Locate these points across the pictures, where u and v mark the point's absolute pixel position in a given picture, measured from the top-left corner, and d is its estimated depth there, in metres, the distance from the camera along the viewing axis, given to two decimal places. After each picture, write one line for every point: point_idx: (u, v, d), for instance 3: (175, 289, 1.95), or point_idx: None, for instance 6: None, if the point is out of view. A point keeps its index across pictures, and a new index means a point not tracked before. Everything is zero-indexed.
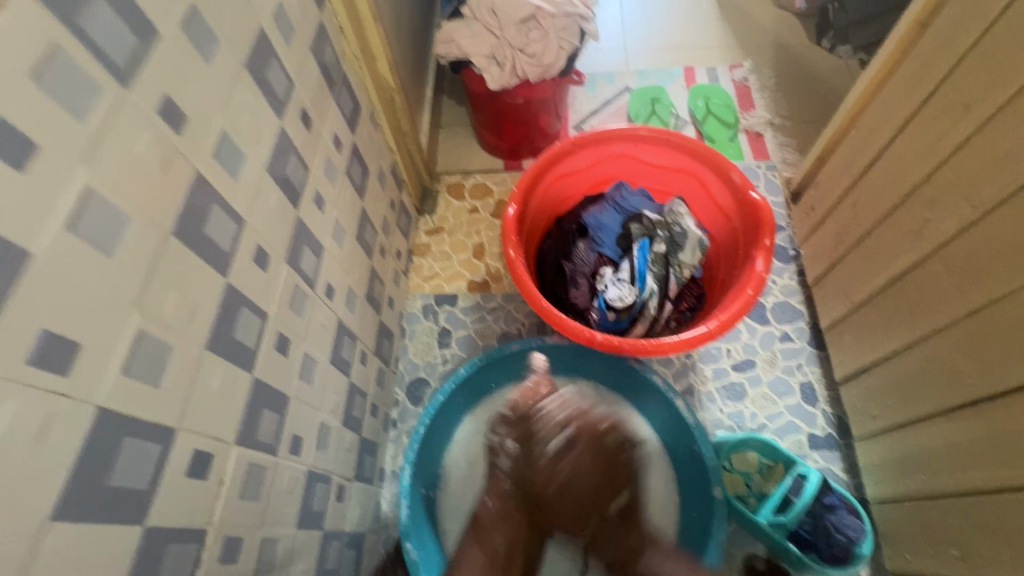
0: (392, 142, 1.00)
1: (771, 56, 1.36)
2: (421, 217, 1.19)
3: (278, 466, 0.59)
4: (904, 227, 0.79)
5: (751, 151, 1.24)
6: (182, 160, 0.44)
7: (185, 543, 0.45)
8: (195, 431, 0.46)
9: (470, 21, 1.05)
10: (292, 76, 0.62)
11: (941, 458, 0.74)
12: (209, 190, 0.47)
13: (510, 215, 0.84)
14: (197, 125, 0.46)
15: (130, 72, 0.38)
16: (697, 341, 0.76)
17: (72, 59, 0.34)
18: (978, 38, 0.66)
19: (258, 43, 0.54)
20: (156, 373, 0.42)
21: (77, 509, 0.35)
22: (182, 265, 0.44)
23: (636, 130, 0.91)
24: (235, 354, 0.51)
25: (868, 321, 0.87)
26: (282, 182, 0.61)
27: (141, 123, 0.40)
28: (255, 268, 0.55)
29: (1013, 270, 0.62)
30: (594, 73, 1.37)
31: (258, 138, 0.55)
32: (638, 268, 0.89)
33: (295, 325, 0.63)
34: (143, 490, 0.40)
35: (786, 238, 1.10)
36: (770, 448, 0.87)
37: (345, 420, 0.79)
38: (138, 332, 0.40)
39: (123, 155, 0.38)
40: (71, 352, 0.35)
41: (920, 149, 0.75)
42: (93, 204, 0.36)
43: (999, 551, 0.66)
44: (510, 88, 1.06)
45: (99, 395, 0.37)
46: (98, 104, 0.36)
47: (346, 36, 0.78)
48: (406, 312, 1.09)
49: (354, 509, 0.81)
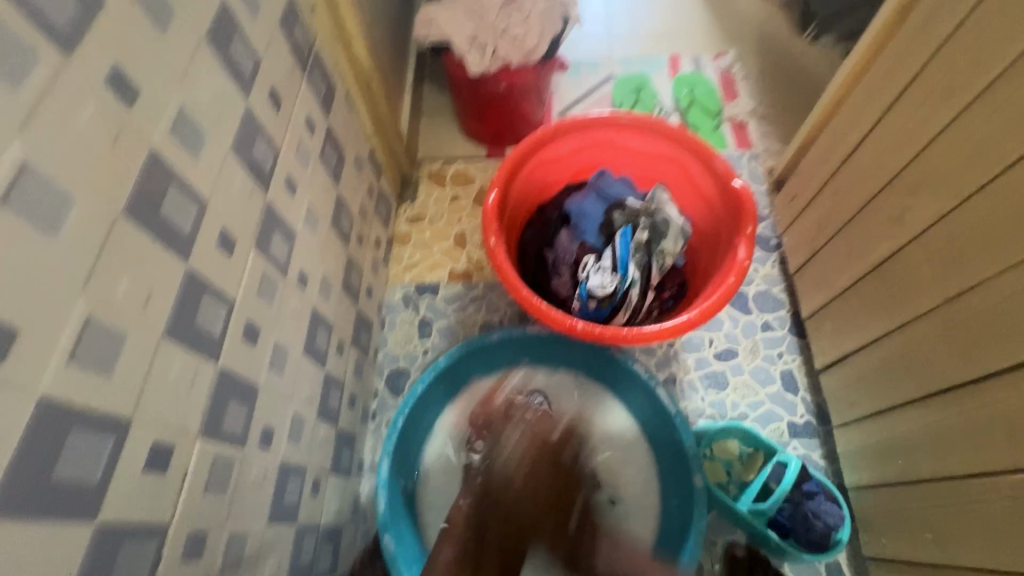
0: (370, 127, 0.97)
1: (755, 44, 1.35)
2: (401, 205, 1.17)
3: (247, 459, 0.57)
4: (884, 215, 0.79)
5: (734, 139, 1.23)
6: (134, 136, 0.41)
7: (143, 540, 0.43)
8: (153, 423, 0.44)
9: (450, 3, 1.03)
10: (259, 53, 0.59)
11: (918, 444, 0.75)
12: (166, 170, 0.45)
13: (490, 201, 0.82)
14: (150, 99, 0.43)
15: (71, 38, 0.36)
16: (678, 329, 0.75)
17: (2, 21, 0.31)
18: (959, 23, 0.65)
19: (219, 15, 0.51)
20: (107, 361, 0.39)
21: (17, 505, 0.33)
22: (135, 248, 0.42)
23: (619, 117, 0.90)
24: (197, 343, 0.49)
25: (849, 309, 0.87)
26: (250, 164, 0.58)
27: (85, 94, 0.37)
28: (219, 252, 0.52)
29: (991, 257, 0.63)
30: (578, 59, 1.35)
31: (221, 116, 0.52)
32: (620, 256, 0.88)
33: (265, 313, 0.61)
34: (94, 485, 0.38)
35: (768, 227, 1.10)
36: (751, 437, 0.87)
37: (321, 411, 0.77)
38: (85, 318, 0.37)
39: (65, 129, 0.36)
40: (7, 339, 0.32)
41: (901, 136, 0.75)
42: (29, 179, 0.33)
43: (973, 535, 0.67)
44: (492, 72, 1.03)
45: (42, 385, 0.34)
46: (34, 72, 0.33)
47: (319, 15, 0.75)
48: (386, 301, 1.07)
49: (330, 502, 0.79)
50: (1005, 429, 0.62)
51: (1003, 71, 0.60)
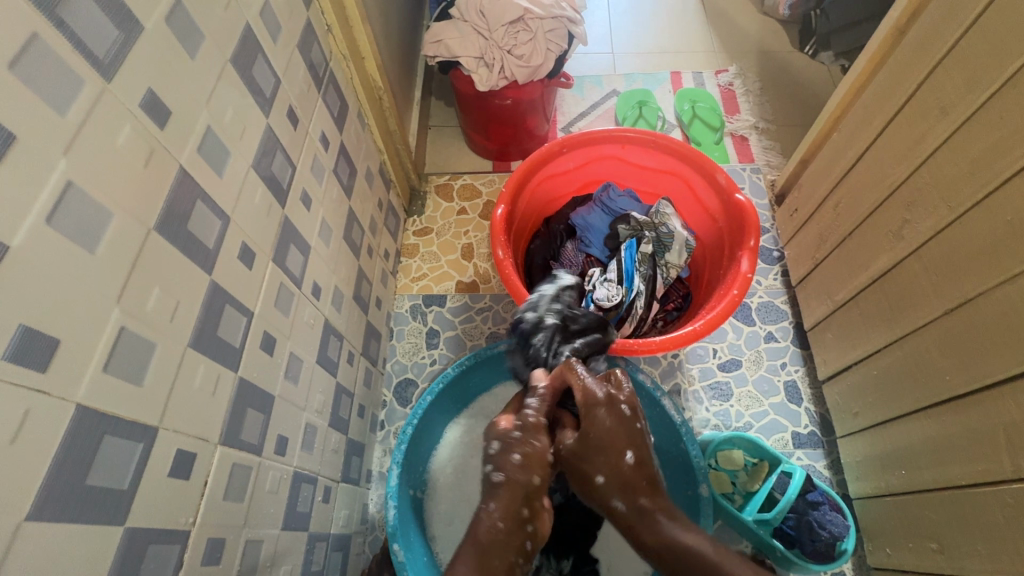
0: (380, 142, 0.99)
1: (755, 61, 1.38)
2: (409, 217, 1.19)
3: (263, 467, 0.58)
4: (884, 229, 0.80)
5: (736, 153, 1.26)
6: (165, 155, 0.44)
7: (166, 544, 0.44)
8: (178, 430, 0.45)
9: (459, 23, 1.05)
10: (279, 74, 0.61)
11: (919, 455, 0.76)
12: (193, 187, 0.47)
13: (497, 215, 0.84)
14: (180, 120, 0.45)
15: (111, 64, 0.38)
16: (683, 340, 0.76)
17: (52, 51, 0.34)
18: (953, 44, 0.68)
19: (244, 40, 0.54)
20: (138, 370, 0.41)
21: (53, 507, 0.34)
22: (164, 262, 0.44)
23: (624, 132, 0.92)
24: (219, 353, 0.51)
25: (850, 320, 0.89)
26: (269, 179, 0.60)
27: (121, 117, 0.39)
28: (240, 265, 0.54)
29: (988, 270, 0.64)
30: (582, 76, 1.38)
31: (244, 133, 0.55)
32: (625, 268, 0.89)
33: (281, 324, 0.63)
34: (123, 490, 0.40)
35: (771, 239, 1.12)
36: (756, 447, 0.87)
37: (332, 420, 0.78)
38: (118, 329, 0.39)
39: (104, 150, 0.38)
40: (50, 348, 0.34)
41: (899, 152, 0.77)
42: (72, 198, 0.35)
43: (976, 544, 0.67)
44: (499, 89, 1.06)
45: (79, 392, 0.36)
46: (78, 97, 0.36)
47: (333, 35, 0.77)
48: (394, 312, 1.09)
49: (340, 511, 0.80)
50: (1006, 438, 0.63)
51: (997, 89, 0.62)
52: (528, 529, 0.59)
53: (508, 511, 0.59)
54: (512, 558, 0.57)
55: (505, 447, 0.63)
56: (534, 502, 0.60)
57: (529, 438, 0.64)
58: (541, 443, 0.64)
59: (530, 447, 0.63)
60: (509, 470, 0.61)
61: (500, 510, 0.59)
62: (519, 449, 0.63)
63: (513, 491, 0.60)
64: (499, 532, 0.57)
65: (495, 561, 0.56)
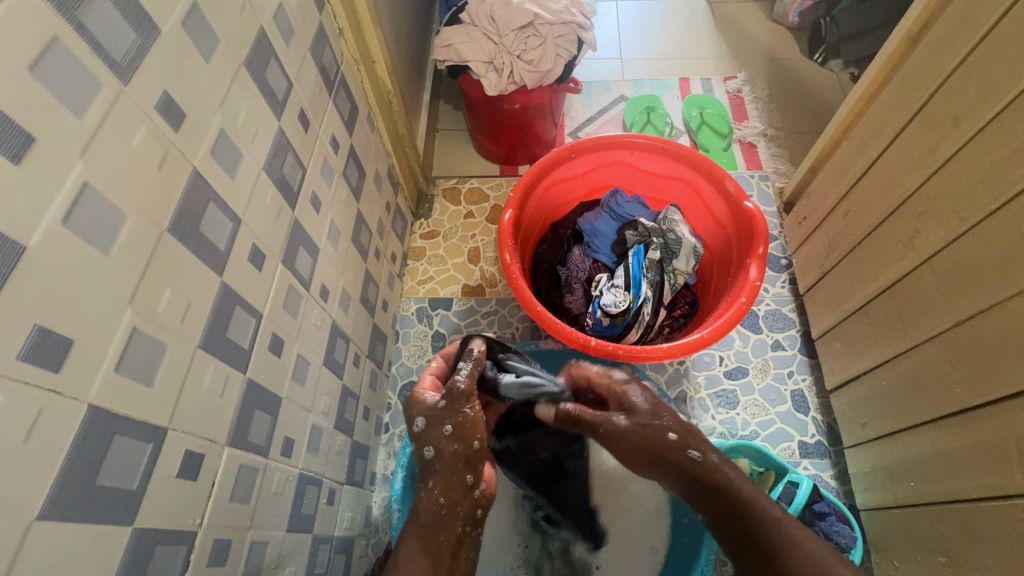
0: (389, 146, 1.00)
1: (764, 68, 1.38)
2: (416, 221, 1.19)
3: (270, 468, 0.59)
4: (895, 238, 0.80)
5: (744, 160, 1.25)
6: (179, 157, 0.44)
7: (173, 545, 0.44)
8: (186, 431, 0.45)
9: (469, 27, 1.06)
10: (291, 77, 0.62)
11: (930, 467, 0.75)
12: (206, 189, 0.47)
13: (505, 219, 0.84)
14: (195, 122, 0.46)
15: (128, 67, 0.38)
16: (690, 347, 0.76)
17: (72, 54, 0.34)
18: (967, 54, 0.67)
19: (259, 44, 0.54)
20: (149, 371, 0.41)
21: (63, 507, 0.34)
22: (176, 264, 0.44)
23: (633, 138, 0.92)
24: (228, 354, 0.51)
25: (859, 331, 0.88)
26: (280, 182, 0.61)
27: (137, 120, 0.39)
28: (249, 267, 0.54)
29: (1001, 281, 0.64)
30: (590, 81, 1.38)
31: (257, 137, 0.55)
32: (633, 274, 0.89)
33: (289, 326, 0.63)
34: (132, 490, 0.40)
35: (779, 247, 1.12)
36: (763, 457, 0.86)
37: (337, 422, 0.78)
38: (131, 330, 0.39)
39: (120, 152, 0.38)
40: (64, 348, 0.34)
41: (910, 162, 0.77)
42: (88, 199, 0.36)
43: (986, 559, 0.66)
44: (507, 94, 1.06)
45: (91, 393, 0.36)
46: (96, 99, 0.36)
47: (345, 39, 0.78)
48: (400, 315, 1.09)
49: (344, 513, 0.80)
50: (1017, 451, 0.62)
51: (1011, 100, 0.62)
52: (475, 496, 0.60)
53: (449, 487, 0.59)
54: (460, 528, 0.58)
55: (433, 421, 0.62)
56: (478, 468, 0.61)
57: (458, 409, 0.62)
58: (472, 410, 0.62)
59: (466, 419, 0.61)
60: (439, 441, 0.61)
61: (439, 487, 0.59)
62: (449, 419, 0.61)
63: (448, 463, 0.60)
64: (442, 509, 0.58)
65: (442, 537, 0.57)
